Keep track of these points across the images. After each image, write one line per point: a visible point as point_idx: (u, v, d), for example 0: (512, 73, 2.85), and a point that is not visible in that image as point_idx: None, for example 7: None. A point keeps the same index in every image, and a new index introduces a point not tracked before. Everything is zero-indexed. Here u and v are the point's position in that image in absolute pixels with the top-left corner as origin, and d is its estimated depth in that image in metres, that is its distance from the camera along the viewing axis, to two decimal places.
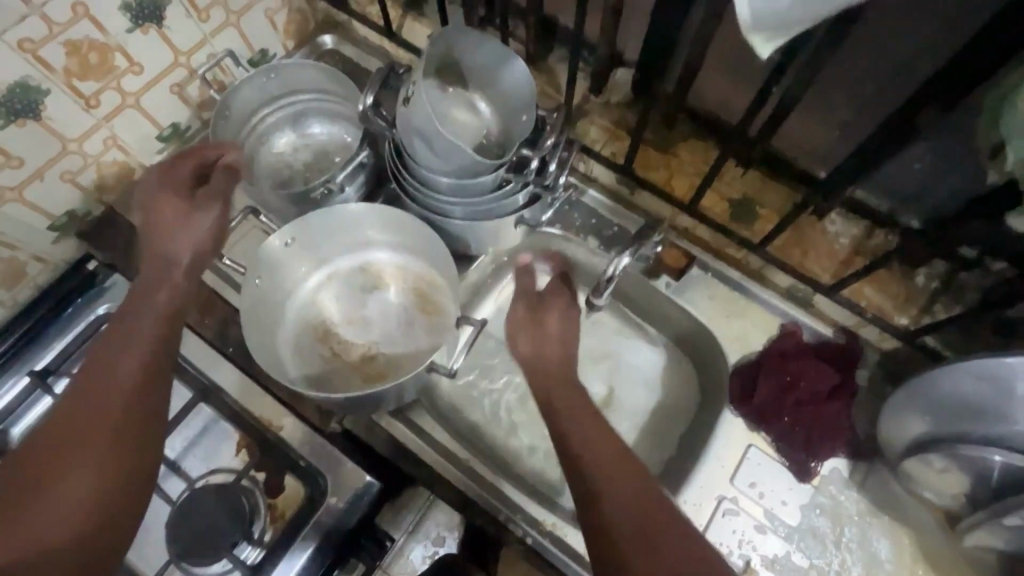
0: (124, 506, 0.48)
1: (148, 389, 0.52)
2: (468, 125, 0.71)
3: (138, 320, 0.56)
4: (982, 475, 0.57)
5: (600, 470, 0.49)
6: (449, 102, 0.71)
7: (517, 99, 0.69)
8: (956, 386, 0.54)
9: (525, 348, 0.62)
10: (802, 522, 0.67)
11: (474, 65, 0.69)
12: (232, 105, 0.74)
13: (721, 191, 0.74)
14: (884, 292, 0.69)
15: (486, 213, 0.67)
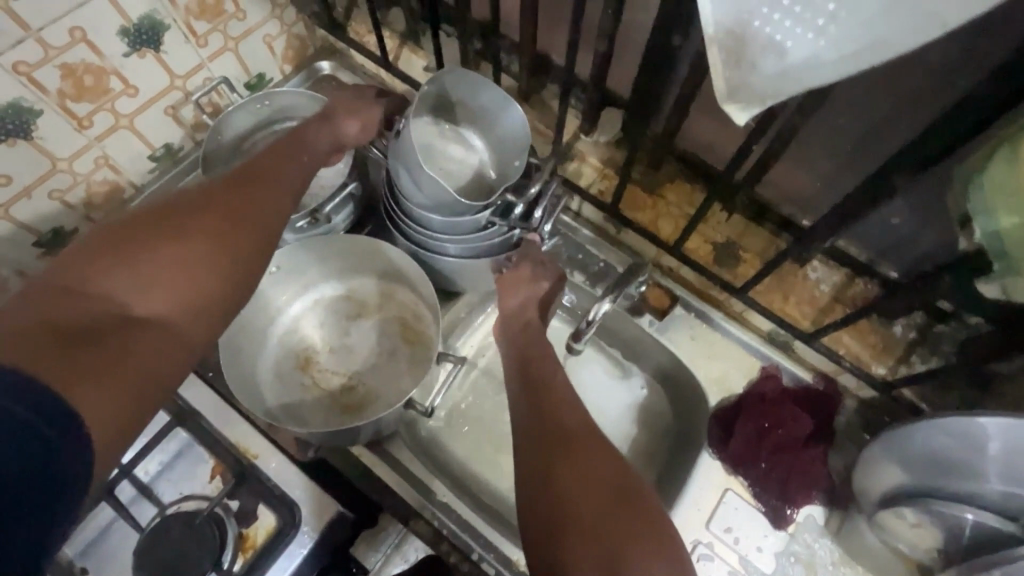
0: (194, 320, 0.49)
1: (245, 239, 0.54)
2: (461, 164, 0.72)
3: (270, 176, 0.60)
4: (954, 532, 0.57)
5: (558, 416, 0.58)
6: (445, 139, 0.72)
7: (513, 142, 0.68)
8: (928, 441, 0.55)
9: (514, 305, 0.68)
10: (776, 569, 0.67)
11: (474, 106, 0.70)
12: (223, 129, 0.76)
13: (706, 234, 0.75)
14: (863, 340, 0.70)
15: (472, 251, 0.66)
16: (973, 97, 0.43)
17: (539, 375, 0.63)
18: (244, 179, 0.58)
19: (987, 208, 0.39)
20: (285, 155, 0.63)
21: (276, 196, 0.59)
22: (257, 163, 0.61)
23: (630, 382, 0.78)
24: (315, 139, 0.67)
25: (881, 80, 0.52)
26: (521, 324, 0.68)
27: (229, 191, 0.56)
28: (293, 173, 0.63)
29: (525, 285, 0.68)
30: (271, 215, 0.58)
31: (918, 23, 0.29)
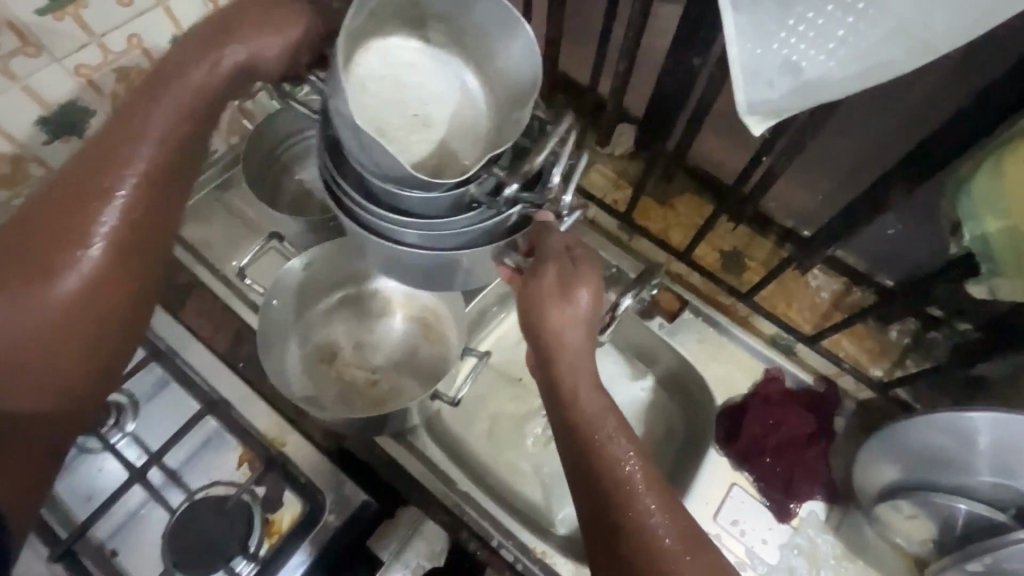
0: (71, 384, 0.44)
1: (112, 266, 0.45)
2: (445, 102, 0.51)
3: (122, 149, 0.45)
4: (948, 523, 0.61)
5: (598, 452, 0.48)
6: (423, 68, 0.51)
7: (516, 84, 0.49)
8: (927, 437, 0.58)
9: (553, 317, 0.52)
10: (780, 560, 0.71)
11: (464, 23, 0.49)
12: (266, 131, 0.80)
13: (714, 242, 0.79)
14: (860, 344, 0.75)
15: (442, 239, 0.48)
16: (961, 122, 0.48)
17: (604, 461, 0.48)
18: (80, 202, 0.44)
19: (974, 213, 0.43)
20: (145, 128, 0.45)
21: (139, 218, 0.46)
22: (95, 167, 0.45)
23: (637, 382, 0.82)
24: (185, 89, 0.46)
25: (880, 102, 0.57)
26: (569, 365, 0.52)
27: (66, 196, 0.44)
28: (160, 165, 0.46)
29: (557, 300, 0.52)
30: (141, 244, 0.46)
31: (914, 50, 0.34)
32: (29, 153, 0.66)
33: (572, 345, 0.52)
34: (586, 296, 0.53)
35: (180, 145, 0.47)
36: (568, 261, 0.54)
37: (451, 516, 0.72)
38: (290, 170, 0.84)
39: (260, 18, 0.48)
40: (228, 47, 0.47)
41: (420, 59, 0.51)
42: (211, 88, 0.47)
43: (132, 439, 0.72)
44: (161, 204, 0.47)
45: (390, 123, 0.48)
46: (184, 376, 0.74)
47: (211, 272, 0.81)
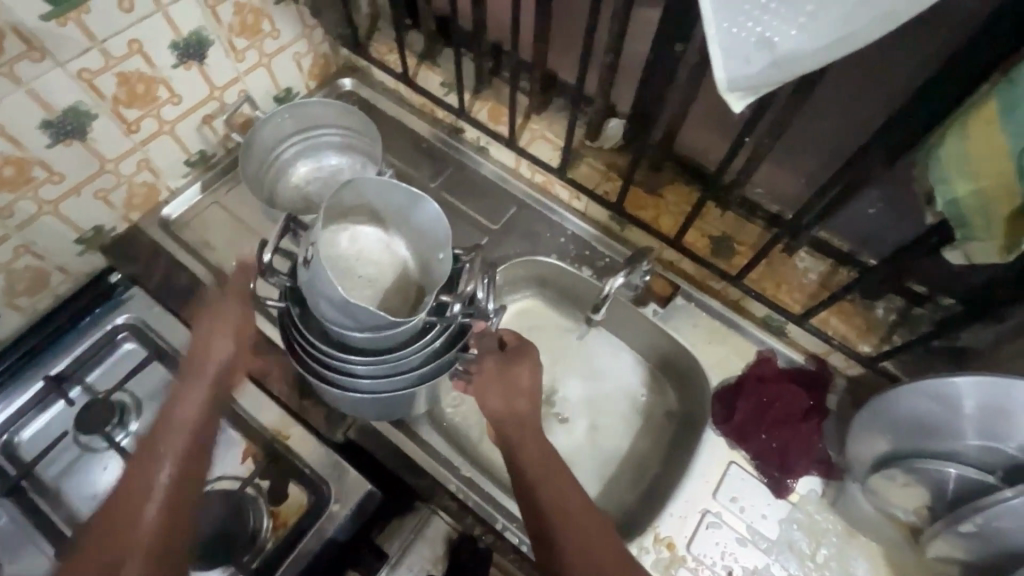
0: None
1: (181, 501, 0.57)
2: (385, 266, 0.70)
3: (163, 445, 0.59)
4: (938, 491, 0.63)
5: (545, 481, 0.59)
6: (363, 243, 0.70)
7: (431, 237, 0.67)
8: (913, 405, 0.61)
9: (496, 403, 0.64)
10: (781, 535, 0.72)
11: (383, 210, 0.69)
12: (259, 135, 0.81)
13: (703, 229, 0.81)
14: (847, 322, 0.75)
15: (399, 369, 0.62)
16: (929, 96, 0.50)
17: (554, 493, 0.58)
18: (136, 501, 0.55)
19: (945, 178, 0.46)
20: (174, 429, 0.60)
21: (177, 491, 0.57)
22: (140, 484, 0.56)
23: (631, 370, 0.85)
24: (191, 407, 0.61)
25: (852, 85, 0.59)
26: (519, 428, 0.63)
27: (133, 480, 0.57)
28: (185, 459, 0.59)
29: (500, 384, 0.64)
30: (184, 501, 0.57)
31: (882, 18, 0.37)
32: (32, 156, 0.66)
33: (519, 408, 0.64)
34: (525, 375, 0.65)
35: (199, 444, 0.60)
36: (505, 353, 0.66)
37: (454, 502, 0.73)
38: (287, 172, 0.86)
39: (216, 334, 0.65)
40: (207, 360, 0.64)
41: (357, 236, 0.70)
42: (207, 402, 0.63)
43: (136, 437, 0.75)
44: (192, 483, 0.58)
45: (352, 290, 0.68)
46: None
47: (218, 276, 0.83)
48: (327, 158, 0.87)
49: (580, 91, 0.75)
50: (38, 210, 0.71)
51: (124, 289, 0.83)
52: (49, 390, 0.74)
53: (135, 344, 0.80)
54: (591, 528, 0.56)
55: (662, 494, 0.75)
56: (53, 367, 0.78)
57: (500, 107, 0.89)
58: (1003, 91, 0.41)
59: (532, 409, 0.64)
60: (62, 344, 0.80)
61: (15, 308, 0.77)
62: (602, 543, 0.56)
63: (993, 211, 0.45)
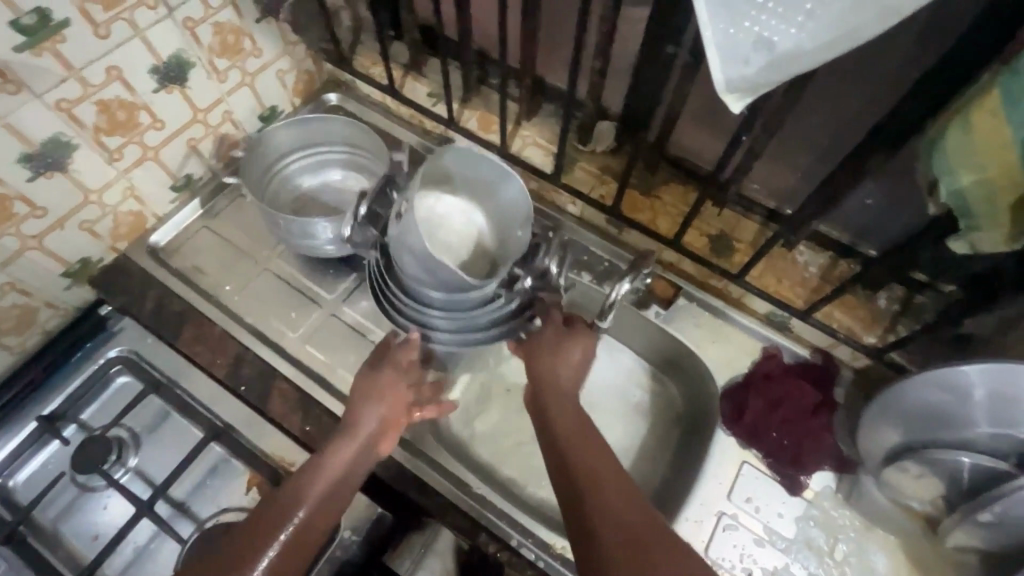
0: None
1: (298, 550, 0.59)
2: (466, 238, 0.75)
3: (308, 485, 0.62)
4: (954, 479, 0.62)
5: (566, 434, 0.61)
6: (448, 212, 0.75)
7: (514, 214, 0.73)
8: (923, 396, 0.60)
9: (541, 369, 0.69)
10: (797, 534, 0.70)
11: (475, 184, 0.74)
12: (264, 144, 0.80)
13: (701, 228, 0.80)
14: (851, 314, 0.75)
15: (469, 324, 0.71)
16: (927, 88, 0.50)
17: (571, 442, 0.60)
18: (266, 534, 0.58)
19: (949, 169, 0.45)
20: (320, 477, 0.63)
21: (293, 549, 0.58)
22: (275, 519, 0.59)
23: (635, 374, 0.85)
24: (341, 462, 0.64)
25: (845, 77, 0.59)
26: (553, 393, 0.67)
27: (272, 508, 0.60)
28: (317, 515, 0.61)
29: (550, 355, 0.70)
30: (297, 561, 0.58)
31: (881, 14, 0.36)
32: (12, 192, 0.65)
33: (559, 376, 0.68)
34: (576, 353, 0.70)
35: (334, 504, 0.62)
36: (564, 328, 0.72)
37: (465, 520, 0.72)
38: (288, 184, 0.85)
39: (376, 398, 0.69)
40: (368, 412, 0.68)
41: (446, 204, 0.75)
42: (356, 463, 0.65)
43: (136, 473, 0.73)
44: (309, 542, 0.60)
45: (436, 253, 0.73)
46: (187, 407, 0.76)
47: (209, 301, 0.80)
48: (327, 174, 0.86)
49: (571, 96, 0.74)
50: (21, 245, 0.69)
51: (115, 321, 0.81)
52: (44, 431, 0.73)
53: (130, 377, 0.78)
54: (604, 469, 0.55)
55: (676, 499, 0.74)
56: (46, 406, 0.76)
57: (489, 114, 0.88)
58: (1005, 82, 0.40)
59: (573, 385, 0.69)
60: (51, 384, 0.77)
61: (2, 347, 0.74)
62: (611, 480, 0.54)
63: (1000, 199, 0.44)
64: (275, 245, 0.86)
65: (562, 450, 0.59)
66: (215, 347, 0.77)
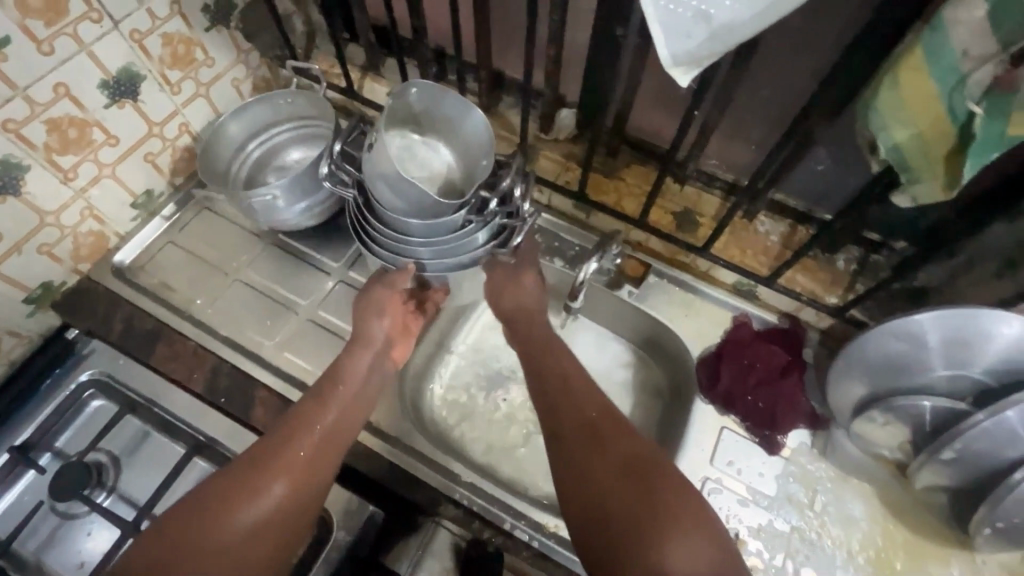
0: (311, 500, 0.60)
1: (339, 436, 0.64)
2: (434, 173, 0.72)
3: (335, 388, 0.67)
4: (918, 424, 0.65)
5: (542, 356, 0.70)
6: (416, 151, 0.72)
7: (477, 144, 0.69)
8: (881, 346, 0.64)
9: (506, 305, 0.75)
10: (779, 490, 0.72)
11: (437, 120, 0.71)
12: (221, 137, 0.80)
13: (665, 205, 0.82)
14: (813, 278, 0.77)
15: (451, 252, 0.68)
16: (860, 53, 0.52)
17: (554, 362, 0.69)
18: (300, 427, 0.63)
19: (883, 126, 0.48)
20: (342, 379, 0.68)
21: (332, 438, 0.64)
22: (310, 415, 0.64)
23: (615, 353, 0.87)
24: (360, 367, 0.70)
25: (786, 49, 0.61)
26: (522, 317, 0.74)
27: (307, 407, 0.65)
28: (347, 410, 0.66)
29: (507, 286, 0.74)
30: (330, 456, 0.62)
31: None
32: None
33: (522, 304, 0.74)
34: (531, 283, 0.74)
35: (360, 401, 0.68)
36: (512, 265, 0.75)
37: (457, 510, 0.72)
38: (255, 175, 0.84)
39: (381, 312, 0.74)
40: (376, 323, 0.73)
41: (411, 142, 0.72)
42: (371, 367, 0.71)
43: (119, 497, 0.72)
44: (346, 429, 0.65)
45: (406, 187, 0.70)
46: (167, 425, 0.75)
47: (182, 316, 0.79)
48: (274, 159, 0.85)
49: (529, 85, 0.76)
50: None
51: (84, 345, 0.79)
52: (17, 462, 0.71)
53: (104, 401, 0.77)
54: (576, 382, 0.66)
55: None
56: (18, 438, 0.74)
57: None
58: (925, 38, 0.43)
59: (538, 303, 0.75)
60: (23, 414, 0.75)
61: None
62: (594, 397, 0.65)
63: (934, 150, 0.47)
64: (244, 256, 0.85)
65: (538, 366, 0.69)
66: (191, 361, 0.76)
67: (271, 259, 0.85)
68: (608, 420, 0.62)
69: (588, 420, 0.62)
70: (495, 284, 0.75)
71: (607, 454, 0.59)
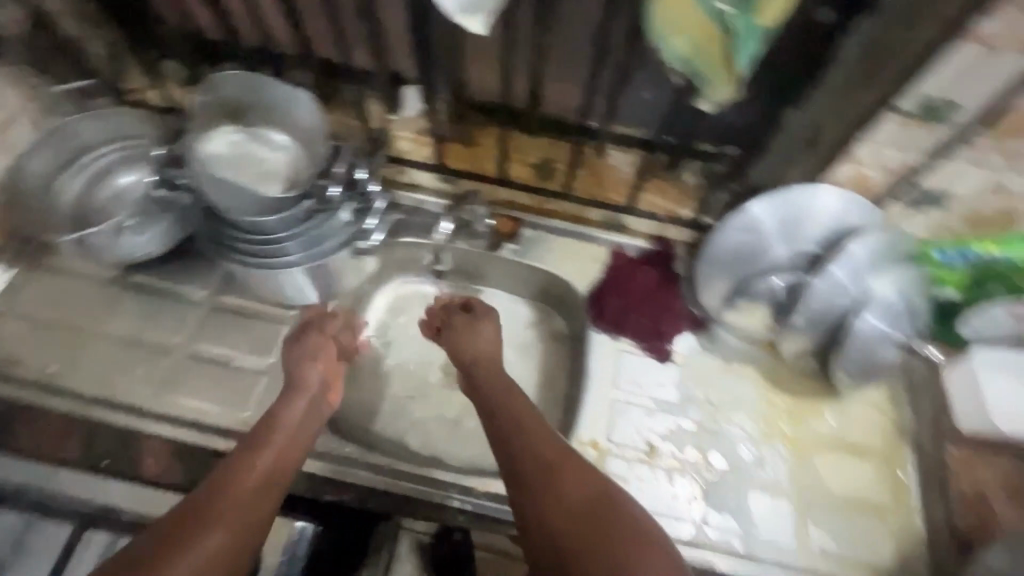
0: (256, 537, 0.52)
1: (283, 469, 0.58)
2: (274, 162, 0.70)
3: (275, 425, 0.62)
4: (774, 302, 0.74)
5: (491, 408, 0.66)
6: (250, 143, 0.70)
7: (308, 127, 0.69)
8: (730, 241, 0.74)
9: (475, 350, 0.73)
10: (679, 393, 0.78)
11: (262, 109, 0.70)
12: (29, 179, 0.74)
13: (521, 159, 0.85)
14: (666, 196, 0.84)
15: (313, 244, 0.69)
16: None
17: (509, 412, 0.65)
18: (239, 466, 0.56)
19: (664, 39, 0.52)
20: (281, 416, 0.63)
21: (275, 475, 0.57)
22: (250, 456, 0.58)
23: (512, 310, 0.88)
24: (301, 403, 0.65)
25: None
26: (480, 366, 0.71)
27: (244, 449, 0.58)
28: (289, 445, 0.61)
29: (466, 336, 0.74)
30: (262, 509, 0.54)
31: None
32: None
33: (488, 351, 0.72)
34: (488, 330, 0.75)
35: (300, 438, 0.62)
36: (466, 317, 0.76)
37: (387, 499, 0.72)
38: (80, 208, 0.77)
39: (315, 355, 0.70)
40: (312, 358, 0.70)
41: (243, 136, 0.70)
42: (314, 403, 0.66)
43: None
44: (287, 462, 0.59)
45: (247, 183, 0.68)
46: (49, 503, 0.67)
47: (37, 389, 0.72)
48: (96, 196, 0.77)
49: None
50: None
51: None
52: None
53: None
54: (533, 428, 0.63)
55: (570, 405, 0.79)
56: None
57: None
58: None
59: (495, 349, 0.73)
60: None
61: None
62: (551, 445, 0.61)
63: (712, 51, 0.52)
64: (96, 308, 0.78)
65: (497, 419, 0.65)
66: (57, 433, 0.71)
67: (130, 306, 0.78)
68: (567, 466, 0.59)
69: (544, 464, 0.59)
70: (460, 335, 0.75)
71: (561, 496, 0.56)
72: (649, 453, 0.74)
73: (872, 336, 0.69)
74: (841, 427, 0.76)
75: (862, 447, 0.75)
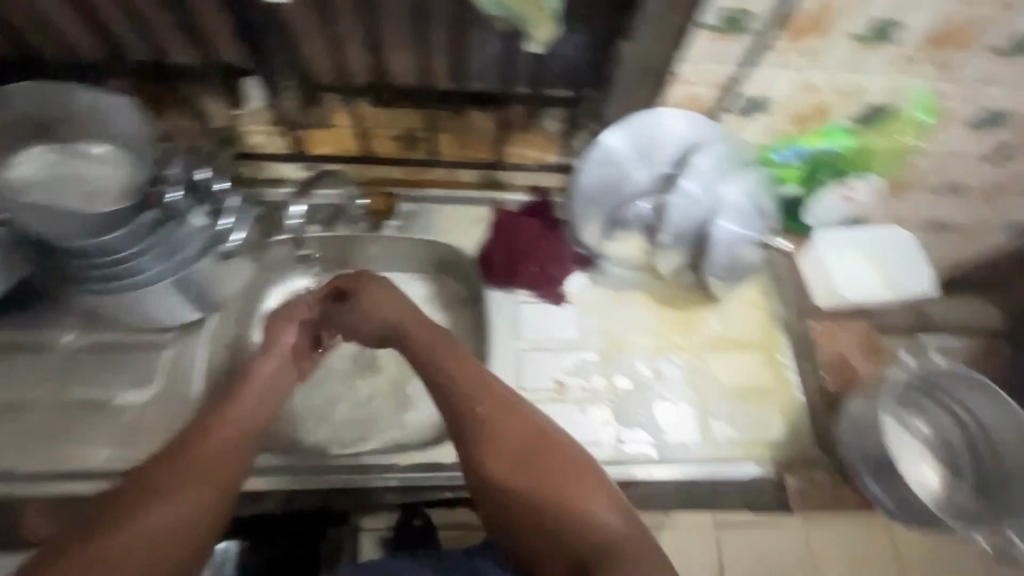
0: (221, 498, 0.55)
1: (250, 431, 0.60)
2: (96, 173, 0.65)
3: (241, 391, 0.63)
4: (642, 227, 0.80)
5: (430, 352, 0.66)
6: (69, 161, 0.65)
7: (127, 129, 0.64)
8: (593, 176, 0.77)
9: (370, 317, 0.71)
10: (578, 331, 0.82)
11: (71, 122, 0.65)
12: None
13: (383, 134, 0.83)
14: (534, 146, 0.85)
15: (166, 256, 0.65)
16: None
17: (450, 356, 0.65)
18: (204, 431, 0.58)
19: None
20: (246, 385, 0.64)
21: (242, 440, 0.59)
22: (216, 422, 0.59)
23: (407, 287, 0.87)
24: (265, 370, 0.66)
25: None
26: (412, 326, 0.68)
27: (211, 415, 0.60)
28: (257, 409, 0.62)
29: (370, 306, 0.71)
30: (226, 474, 0.55)
31: None
32: None
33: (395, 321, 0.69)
34: (389, 301, 0.70)
35: (267, 403, 0.64)
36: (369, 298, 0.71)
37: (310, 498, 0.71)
38: None
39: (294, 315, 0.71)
40: (287, 326, 0.70)
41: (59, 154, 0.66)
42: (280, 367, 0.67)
43: None
44: (251, 428, 0.61)
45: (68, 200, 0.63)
46: None
47: None
48: None
49: None
50: None
51: None
52: None
53: None
54: (473, 370, 0.63)
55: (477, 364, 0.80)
56: None
57: None
58: None
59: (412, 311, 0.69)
60: None
61: None
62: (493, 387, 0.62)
63: None
64: None
65: (434, 365, 0.65)
66: None
67: None
68: (514, 410, 0.61)
69: (489, 411, 0.60)
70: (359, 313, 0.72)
71: (499, 440, 0.59)
72: (558, 391, 0.78)
73: (728, 240, 0.76)
74: (724, 326, 0.83)
75: (745, 340, 0.83)
